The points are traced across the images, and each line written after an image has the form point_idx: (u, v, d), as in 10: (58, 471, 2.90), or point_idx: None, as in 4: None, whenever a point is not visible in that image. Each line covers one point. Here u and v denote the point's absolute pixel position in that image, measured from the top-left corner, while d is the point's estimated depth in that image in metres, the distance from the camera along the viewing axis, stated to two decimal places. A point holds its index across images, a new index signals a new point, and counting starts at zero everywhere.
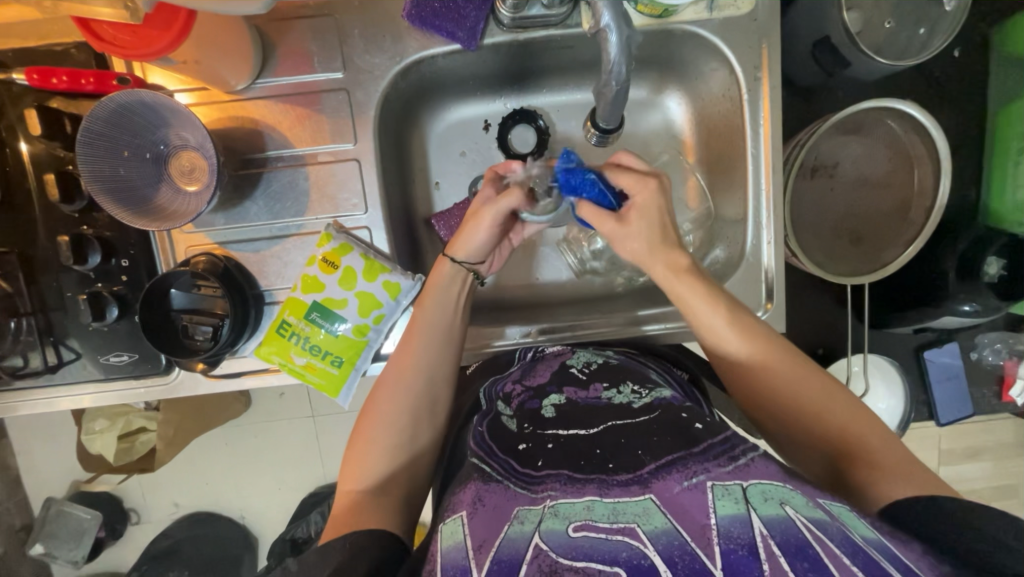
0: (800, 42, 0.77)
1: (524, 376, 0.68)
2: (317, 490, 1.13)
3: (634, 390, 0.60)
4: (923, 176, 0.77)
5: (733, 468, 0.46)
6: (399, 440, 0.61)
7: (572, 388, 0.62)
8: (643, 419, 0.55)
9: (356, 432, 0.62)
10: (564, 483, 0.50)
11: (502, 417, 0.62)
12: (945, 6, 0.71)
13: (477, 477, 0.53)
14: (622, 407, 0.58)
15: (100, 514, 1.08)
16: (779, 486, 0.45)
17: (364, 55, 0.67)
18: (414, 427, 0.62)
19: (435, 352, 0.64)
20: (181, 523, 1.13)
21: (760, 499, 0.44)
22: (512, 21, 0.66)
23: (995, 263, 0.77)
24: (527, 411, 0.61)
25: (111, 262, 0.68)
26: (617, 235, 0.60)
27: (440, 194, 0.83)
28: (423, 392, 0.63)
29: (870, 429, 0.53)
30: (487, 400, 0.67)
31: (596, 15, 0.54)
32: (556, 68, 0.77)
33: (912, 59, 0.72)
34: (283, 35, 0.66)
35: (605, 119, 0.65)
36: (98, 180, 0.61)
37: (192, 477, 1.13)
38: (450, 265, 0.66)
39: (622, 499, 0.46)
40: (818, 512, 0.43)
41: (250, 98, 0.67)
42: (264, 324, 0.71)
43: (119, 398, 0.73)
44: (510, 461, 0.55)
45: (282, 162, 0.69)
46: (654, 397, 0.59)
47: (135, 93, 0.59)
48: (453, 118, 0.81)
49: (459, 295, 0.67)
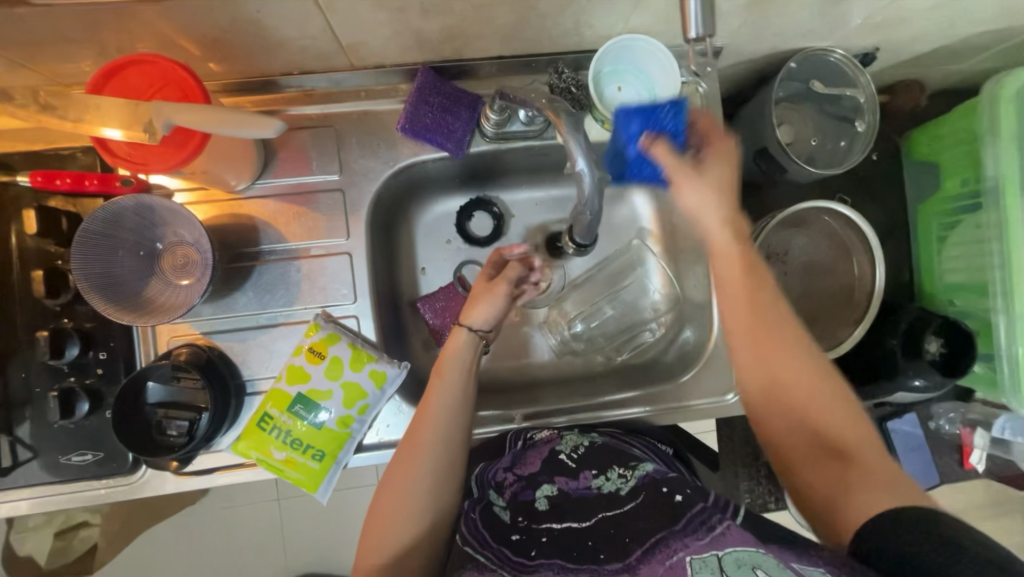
0: (744, 150, 0.89)
1: (515, 463, 0.67)
2: None
3: (621, 475, 0.61)
4: (860, 265, 0.87)
5: (711, 539, 0.48)
6: (414, 520, 0.59)
7: (563, 479, 0.63)
8: (629, 507, 0.56)
9: (371, 515, 0.60)
10: (557, 572, 0.52)
11: (494, 507, 0.62)
12: (857, 127, 0.83)
13: (470, 567, 0.54)
14: (610, 496, 0.59)
15: None
16: (753, 551, 0.46)
17: (360, 159, 0.73)
18: (427, 507, 0.60)
19: (448, 424, 0.62)
20: None
21: (734, 566, 0.45)
22: (495, 133, 0.74)
23: (934, 341, 0.84)
24: (520, 503, 0.62)
25: (88, 355, 0.67)
26: (686, 177, 0.55)
27: (426, 278, 0.87)
28: (438, 467, 0.60)
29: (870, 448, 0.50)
30: (479, 487, 0.67)
31: (572, 161, 0.58)
32: (534, 169, 0.85)
33: (839, 166, 0.84)
34: (285, 142, 0.72)
35: (582, 234, 0.69)
36: (88, 278, 0.62)
37: (138, 575, 1.02)
38: (466, 334, 0.68)
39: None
40: (786, 574, 0.44)
41: (247, 197, 0.72)
42: (243, 416, 0.70)
43: (77, 500, 0.68)
44: (503, 550, 0.56)
45: (274, 255, 0.72)
46: (638, 477, 0.59)
47: (142, 199, 0.63)
48: (440, 210, 0.87)
49: (471, 362, 0.67)
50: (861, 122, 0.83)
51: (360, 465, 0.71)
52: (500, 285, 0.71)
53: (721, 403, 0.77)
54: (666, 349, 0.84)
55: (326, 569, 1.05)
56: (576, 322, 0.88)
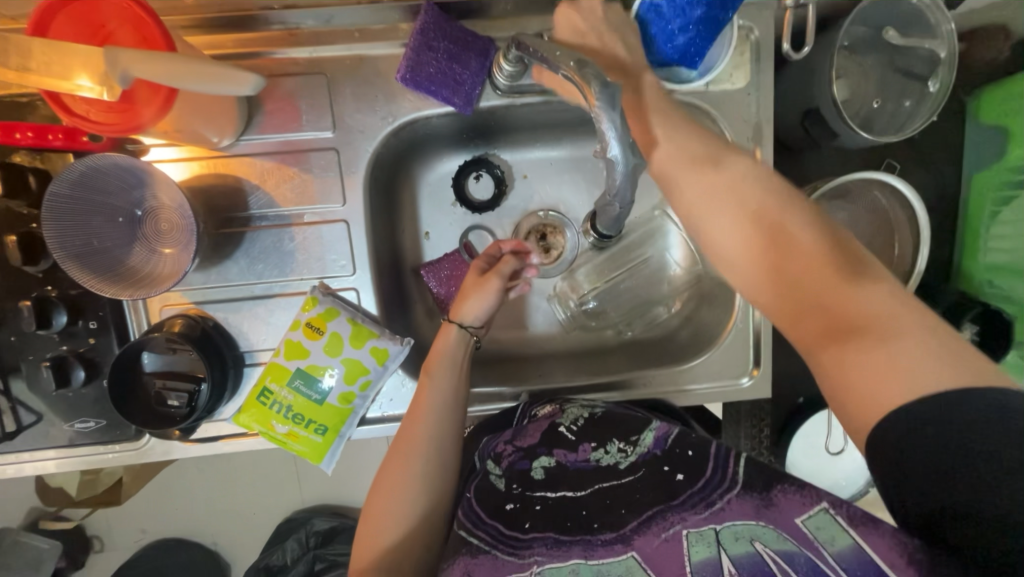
0: (790, 109, 0.78)
1: (515, 435, 0.64)
2: (293, 515, 1.08)
3: (621, 448, 0.59)
4: (902, 244, 0.80)
5: (710, 513, 0.48)
6: (412, 514, 0.60)
7: (562, 451, 0.61)
8: (627, 480, 0.55)
9: (369, 508, 0.61)
10: (550, 546, 0.51)
11: (491, 477, 0.61)
12: (929, 87, 0.72)
13: (464, 551, 0.53)
14: (609, 469, 0.58)
15: (59, 544, 1.03)
16: (751, 523, 0.46)
17: (354, 114, 0.65)
18: (426, 498, 0.61)
19: (442, 424, 0.63)
20: (147, 552, 1.07)
21: (732, 539, 0.45)
22: (508, 86, 0.65)
23: (970, 328, 0.80)
24: (517, 472, 0.60)
25: (78, 324, 0.64)
26: None
27: (430, 244, 0.81)
28: (433, 460, 0.62)
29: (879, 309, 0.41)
30: (481, 459, 0.65)
31: (604, 145, 0.44)
32: (548, 125, 0.76)
33: (908, 131, 0.73)
34: (271, 91, 0.63)
35: (605, 227, 0.57)
36: (66, 247, 0.58)
37: (159, 506, 1.07)
38: (456, 331, 0.67)
39: (606, 559, 0.48)
40: (786, 544, 0.43)
41: (233, 154, 0.64)
42: (244, 387, 0.69)
43: (84, 463, 0.69)
44: (496, 525, 0.55)
45: (266, 221, 0.66)
46: (639, 453, 0.58)
47: (105, 156, 0.56)
48: (447, 169, 0.79)
49: (463, 362, 0.67)
50: (934, 80, 0.71)
51: (363, 437, 0.71)
52: (489, 279, 0.68)
53: (735, 386, 0.74)
54: (681, 327, 0.80)
55: (337, 503, 1.11)
56: (589, 300, 0.82)
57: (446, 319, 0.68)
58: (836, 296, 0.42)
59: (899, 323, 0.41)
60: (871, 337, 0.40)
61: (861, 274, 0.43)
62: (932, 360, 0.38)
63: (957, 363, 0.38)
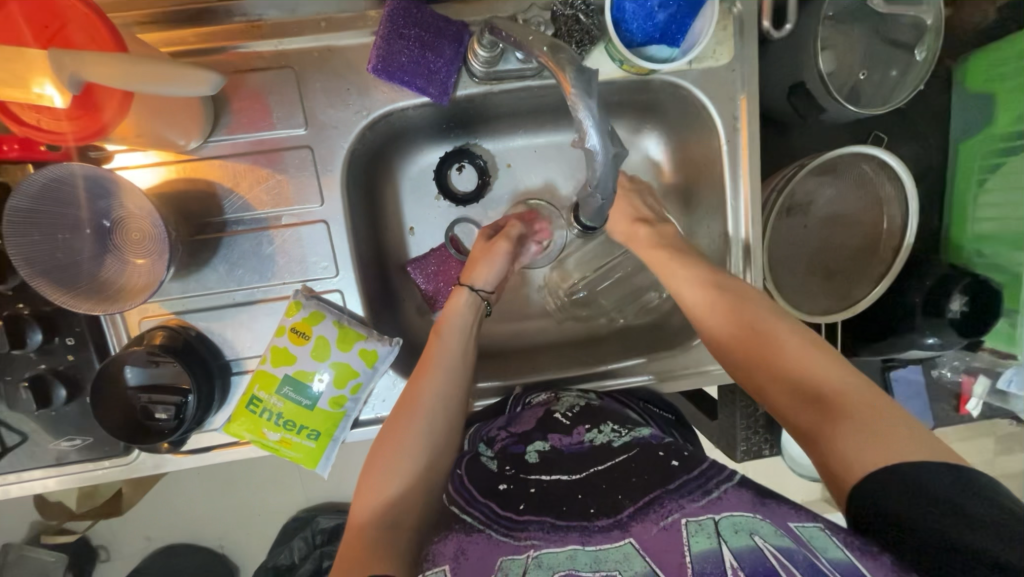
0: (777, 83, 0.76)
1: (510, 421, 0.65)
2: (299, 514, 1.09)
3: (614, 429, 0.60)
4: (890, 217, 0.79)
5: (706, 502, 0.48)
6: (417, 464, 0.59)
7: (556, 436, 0.60)
8: (621, 459, 0.55)
9: (371, 464, 0.60)
10: (546, 531, 0.49)
11: (481, 458, 0.60)
12: (916, 56, 0.72)
13: (457, 529, 0.51)
14: (602, 448, 0.58)
15: (65, 557, 1.01)
16: (749, 516, 0.46)
17: (326, 109, 0.62)
18: (431, 451, 0.60)
19: (450, 377, 0.64)
20: (152, 560, 1.07)
21: (731, 531, 0.45)
22: (486, 74, 0.62)
23: (959, 300, 0.78)
24: (510, 454, 0.59)
25: (54, 341, 0.62)
26: None
27: (416, 239, 0.79)
28: (439, 409, 0.62)
29: (856, 388, 0.50)
30: (471, 442, 0.65)
31: (580, 131, 0.45)
32: (529, 112, 0.73)
33: (891, 105, 0.72)
34: (237, 89, 0.61)
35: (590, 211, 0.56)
36: (33, 264, 0.55)
37: (162, 514, 1.07)
38: (467, 295, 0.71)
39: (604, 546, 0.47)
40: (785, 540, 0.44)
41: (203, 157, 0.62)
42: (233, 396, 0.67)
43: (75, 482, 0.67)
44: (489, 504, 0.53)
45: (242, 225, 0.64)
46: (634, 436, 0.58)
47: (68, 166, 0.54)
48: (427, 162, 0.77)
49: (472, 323, 0.70)
50: (921, 49, 0.71)
51: (358, 439, 0.70)
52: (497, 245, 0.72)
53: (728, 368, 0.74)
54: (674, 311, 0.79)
55: (340, 499, 1.11)
56: (579, 289, 0.82)
57: (458, 283, 0.72)
58: (812, 380, 0.53)
59: (850, 392, 0.51)
60: (848, 414, 0.49)
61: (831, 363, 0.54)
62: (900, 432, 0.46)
63: (917, 439, 0.46)
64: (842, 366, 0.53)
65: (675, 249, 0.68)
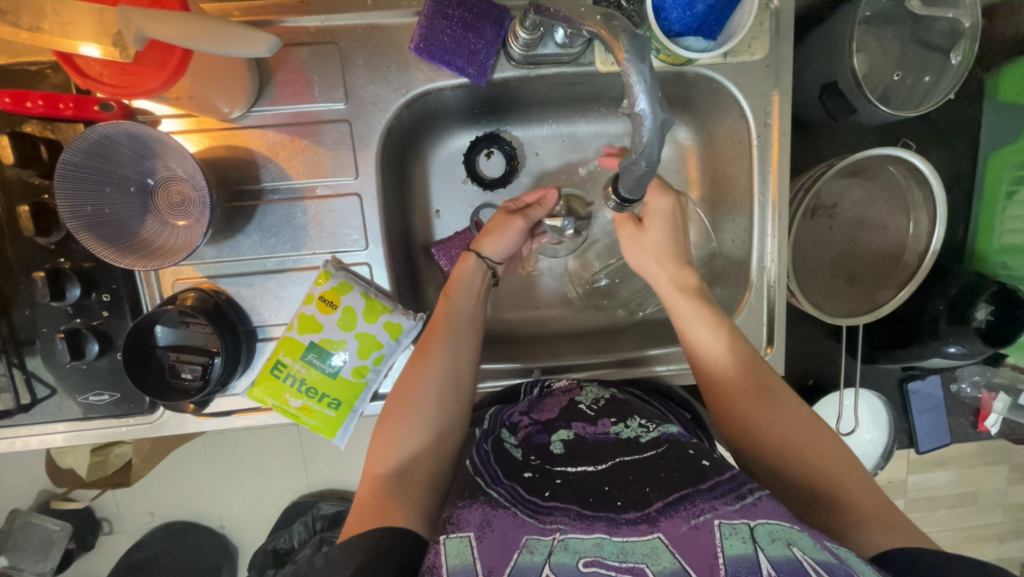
0: (809, 84, 0.76)
1: (532, 408, 0.64)
2: (301, 499, 1.07)
3: (641, 424, 0.58)
4: (917, 222, 0.77)
5: (740, 507, 0.45)
6: (429, 419, 0.60)
7: (581, 425, 0.59)
8: (649, 455, 0.53)
9: (386, 414, 0.60)
10: (572, 518, 0.47)
11: (505, 443, 0.58)
12: (951, 60, 0.72)
13: (482, 500, 0.49)
14: (629, 443, 0.56)
15: (68, 527, 1.03)
16: (785, 526, 0.43)
17: (367, 85, 0.64)
18: (442, 406, 0.61)
19: (463, 339, 0.65)
20: (157, 534, 1.07)
21: (768, 539, 0.42)
22: (523, 57, 0.64)
23: (984, 308, 0.77)
24: (534, 443, 0.57)
25: (91, 297, 0.64)
26: None
27: (441, 222, 0.80)
28: (451, 371, 0.63)
29: (852, 475, 0.53)
30: (491, 421, 0.64)
31: (631, 99, 0.43)
32: (561, 101, 0.74)
33: (922, 108, 0.73)
34: (281, 61, 0.63)
35: (629, 189, 0.51)
36: (79, 217, 0.58)
37: (169, 488, 1.07)
38: (475, 260, 0.70)
39: (631, 538, 0.44)
40: (825, 554, 0.41)
41: (244, 126, 0.64)
42: (256, 362, 0.69)
43: (97, 437, 0.69)
44: (515, 487, 0.51)
45: (278, 194, 0.66)
46: (661, 432, 0.56)
47: (120, 125, 0.56)
48: (458, 146, 0.78)
49: (480, 287, 0.70)
50: (956, 52, 0.72)
51: (376, 412, 0.71)
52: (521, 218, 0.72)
53: None
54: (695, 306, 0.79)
55: (343, 488, 1.09)
56: (600, 277, 0.81)
57: (468, 249, 0.71)
58: (812, 459, 0.54)
59: (846, 476, 0.53)
60: (839, 500, 0.51)
61: (829, 440, 0.55)
62: (880, 518, 0.49)
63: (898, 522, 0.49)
64: (842, 451, 0.55)
65: (692, 288, 0.64)
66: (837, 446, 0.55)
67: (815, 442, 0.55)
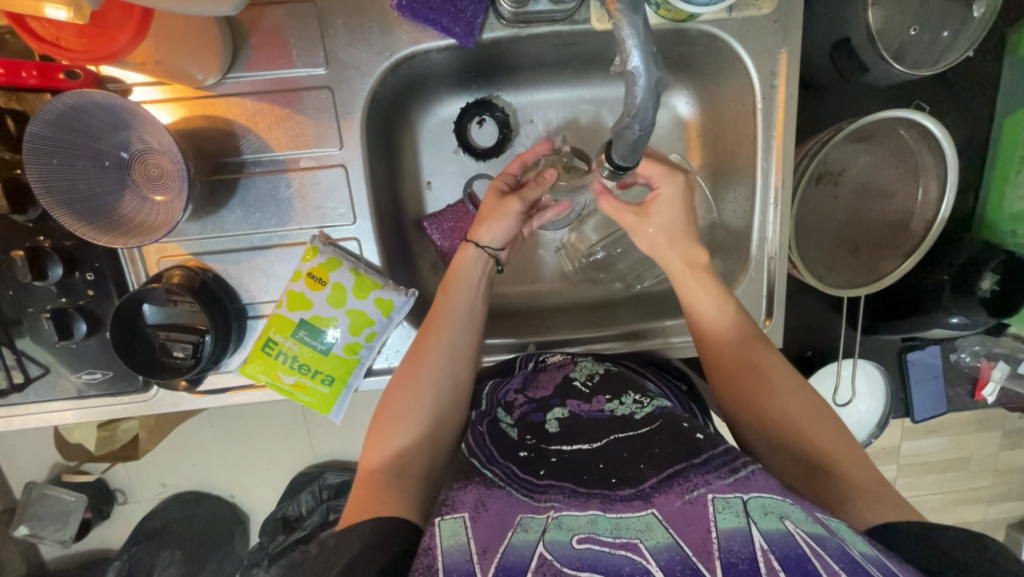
0: None
1: (527, 385, 0.63)
2: (305, 470, 1.09)
3: (635, 400, 0.57)
4: (925, 191, 0.74)
5: (734, 480, 0.45)
6: (417, 417, 0.59)
7: (575, 403, 0.58)
8: (643, 430, 0.52)
9: (377, 413, 0.60)
10: (566, 495, 0.47)
11: (501, 424, 0.58)
12: (974, 12, 0.68)
13: (477, 481, 0.49)
14: (623, 419, 0.55)
15: (84, 497, 1.04)
16: (778, 500, 0.43)
17: (348, 48, 0.60)
18: (432, 403, 0.60)
19: (457, 332, 0.64)
20: (169, 503, 1.10)
21: (760, 513, 0.42)
22: (514, 15, 0.60)
23: (989, 278, 0.75)
24: (529, 423, 0.57)
25: (74, 276, 0.63)
26: None
27: (433, 194, 0.77)
28: (444, 368, 0.62)
29: (849, 454, 0.52)
30: (488, 400, 0.63)
31: (624, 56, 0.41)
32: (555, 63, 0.70)
33: (935, 67, 0.69)
34: (257, 22, 0.59)
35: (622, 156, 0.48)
36: (53, 193, 0.56)
37: (176, 461, 1.09)
38: (473, 251, 0.66)
39: (626, 514, 0.44)
40: (818, 527, 0.41)
41: (220, 94, 0.61)
42: (248, 339, 0.68)
43: (96, 414, 0.69)
44: (512, 467, 0.51)
45: (260, 166, 0.63)
46: (655, 406, 0.56)
47: (86, 94, 0.53)
48: (448, 114, 0.75)
49: (480, 280, 0.67)
50: (979, 4, 0.67)
51: (371, 388, 0.71)
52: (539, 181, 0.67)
53: None
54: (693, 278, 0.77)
55: (346, 459, 1.11)
56: (597, 250, 0.78)
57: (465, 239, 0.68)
58: (808, 436, 0.54)
59: (843, 455, 0.52)
60: (835, 475, 0.51)
61: (825, 418, 0.55)
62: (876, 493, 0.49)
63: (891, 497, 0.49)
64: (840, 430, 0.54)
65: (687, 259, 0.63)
66: (834, 425, 0.55)
67: (814, 424, 0.54)
